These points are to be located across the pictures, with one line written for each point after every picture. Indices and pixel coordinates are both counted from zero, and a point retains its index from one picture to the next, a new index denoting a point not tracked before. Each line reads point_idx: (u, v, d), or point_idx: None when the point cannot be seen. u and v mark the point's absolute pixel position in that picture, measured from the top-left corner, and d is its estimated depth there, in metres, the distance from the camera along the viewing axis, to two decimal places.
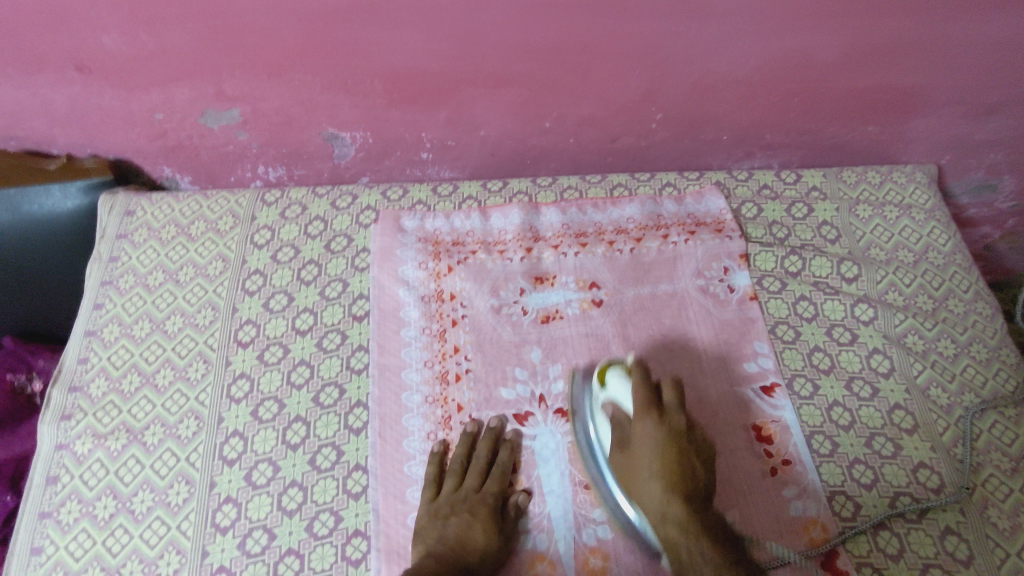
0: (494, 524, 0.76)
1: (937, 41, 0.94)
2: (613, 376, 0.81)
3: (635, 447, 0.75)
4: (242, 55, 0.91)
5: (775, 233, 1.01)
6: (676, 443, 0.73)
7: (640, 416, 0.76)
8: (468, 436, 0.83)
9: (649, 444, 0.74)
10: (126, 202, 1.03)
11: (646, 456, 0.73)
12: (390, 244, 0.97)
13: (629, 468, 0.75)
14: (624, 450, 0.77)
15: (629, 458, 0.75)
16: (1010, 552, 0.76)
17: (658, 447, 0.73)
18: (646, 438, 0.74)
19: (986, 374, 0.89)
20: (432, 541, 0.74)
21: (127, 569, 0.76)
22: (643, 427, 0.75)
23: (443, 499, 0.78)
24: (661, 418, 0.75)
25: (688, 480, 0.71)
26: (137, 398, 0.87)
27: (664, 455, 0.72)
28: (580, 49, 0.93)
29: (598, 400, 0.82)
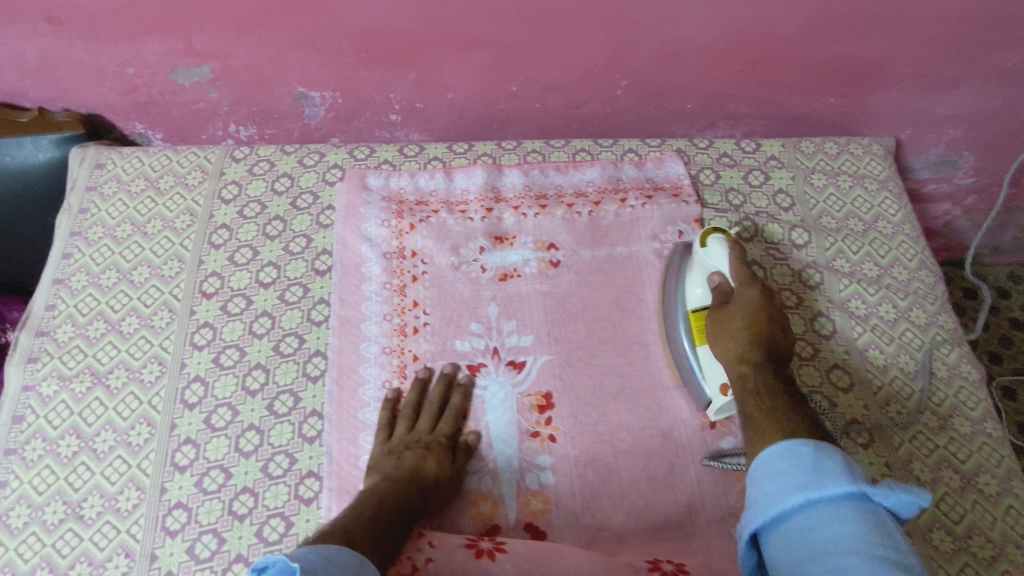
0: (448, 459, 0.80)
1: (896, 12, 0.96)
2: (715, 240, 0.89)
3: (731, 303, 0.82)
4: (211, 10, 0.93)
5: (730, 201, 1.03)
6: (770, 311, 0.80)
7: (744, 283, 0.83)
8: (419, 381, 0.86)
9: (749, 301, 0.80)
10: (96, 155, 1.05)
11: (741, 308, 0.80)
12: (354, 201, 1.00)
13: (720, 318, 0.81)
14: (720, 307, 0.82)
15: (721, 312, 0.82)
16: (929, 504, 0.81)
17: (756, 306, 0.80)
18: (744, 298, 0.81)
19: (923, 338, 0.93)
20: (388, 470, 0.77)
21: (88, 503, 0.79)
22: (746, 291, 0.82)
23: (397, 439, 0.82)
24: (765, 291, 0.82)
25: (773, 339, 0.78)
26: (102, 343, 0.90)
27: (757, 315, 0.79)
28: (544, 13, 0.95)
29: (696, 259, 0.90)
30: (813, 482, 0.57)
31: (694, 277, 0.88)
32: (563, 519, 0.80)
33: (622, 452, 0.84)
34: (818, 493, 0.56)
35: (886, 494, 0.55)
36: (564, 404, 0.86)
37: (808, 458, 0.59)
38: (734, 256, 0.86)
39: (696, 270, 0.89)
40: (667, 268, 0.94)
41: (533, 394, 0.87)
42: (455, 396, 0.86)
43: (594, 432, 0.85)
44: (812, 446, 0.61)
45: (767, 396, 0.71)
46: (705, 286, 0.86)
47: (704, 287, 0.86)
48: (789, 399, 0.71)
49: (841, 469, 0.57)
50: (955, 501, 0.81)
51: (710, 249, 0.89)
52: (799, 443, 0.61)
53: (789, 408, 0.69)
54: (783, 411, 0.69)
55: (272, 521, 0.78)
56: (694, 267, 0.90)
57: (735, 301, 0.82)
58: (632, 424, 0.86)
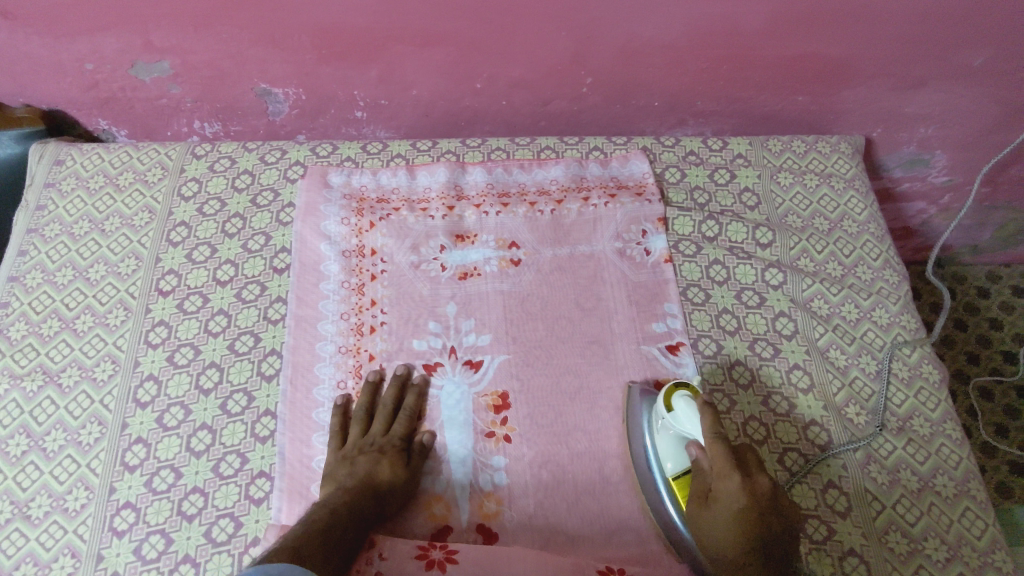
0: (402, 461, 0.79)
1: (860, 11, 0.95)
2: (681, 400, 0.76)
3: (712, 504, 0.70)
4: (166, 5, 0.92)
5: (695, 199, 1.03)
6: (757, 508, 0.68)
7: (721, 473, 0.70)
8: (369, 385, 0.85)
9: (732, 501, 0.69)
10: (56, 151, 1.04)
11: (722, 514, 0.69)
12: (314, 199, 0.99)
13: (705, 520, 0.70)
14: (703, 503, 0.72)
15: (703, 512, 0.71)
16: (886, 505, 0.80)
17: (742, 510, 0.68)
18: (727, 500, 0.69)
19: (885, 338, 0.92)
20: (342, 478, 0.76)
21: (35, 503, 0.79)
22: (726, 486, 0.70)
23: (351, 444, 0.81)
24: (748, 478, 0.69)
25: (765, 542, 0.67)
26: (55, 342, 0.89)
27: (745, 517, 0.67)
28: (504, 9, 0.94)
29: (663, 423, 0.78)
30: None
31: (664, 445, 0.77)
32: (516, 521, 0.79)
33: (578, 453, 0.83)
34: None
35: None
36: (520, 405, 0.85)
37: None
38: (706, 420, 0.73)
39: (663, 436, 0.78)
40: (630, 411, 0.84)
41: (489, 394, 0.86)
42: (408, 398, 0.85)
43: (550, 432, 0.84)
44: None
45: None
46: (677, 457, 0.76)
47: (677, 458, 0.76)
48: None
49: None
50: (912, 503, 0.80)
51: (676, 412, 0.76)
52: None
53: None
54: None
55: (221, 521, 0.78)
56: (660, 429, 0.78)
57: (718, 499, 0.70)
58: (588, 424, 0.85)
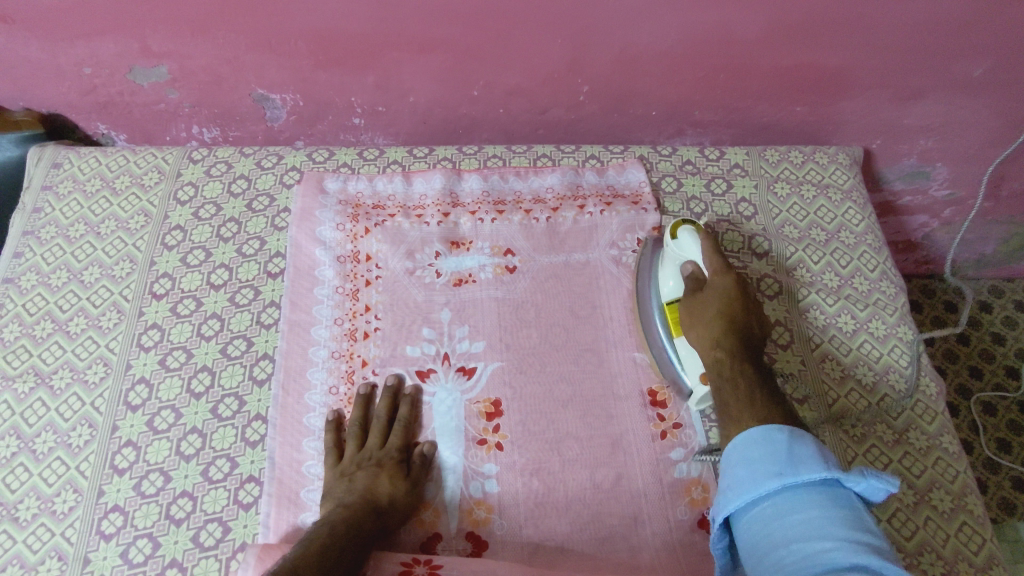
0: (401, 473, 0.78)
1: (856, 20, 0.95)
2: (686, 230, 0.87)
3: (704, 295, 0.83)
4: (163, 10, 0.93)
5: (692, 208, 1.03)
6: (740, 300, 0.83)
7: (718, 272, 0.84)
8: (361, 398, 0.84)
9: (720, 294, 0.83)
10: (54, 154, 1.05)
11: (714, 303, 0.82)
12: (310, 204, 0.99)
13: (694, 306, 0.82)
14: (694, 295, 0.83)
15: (693, 305, 0.83)
16: (882, 519, 0.79)
17: (730, 298, 0.83)
18: (720, 287, 0.83)
19: (883, 350, 0.91)
20: (342, 495, 0.76)
21: (23, 504, 0.78)
22: (716, 281, 0.84)
23: (347, 460, 0.80)
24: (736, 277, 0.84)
25: (749, 329, 0.82)
26: (48, 343, 0.89)
27: (730, 303, 0.82)
28: (499, 17, 0.94)
29: (667, 251, 0.89)
30: (787, 469, 0.59)
31: (666, 269, 0.87)
32: (505, 529, 0.78)
33: (570, 461, 0.82)
34: (795, 480, 0.58)
35: (857, 480, 0.58)
36: (512, 412, 0.85)
37: (781, 443, 0.62)
38: (708, 244, 0.86)
39: (668, 263, 0.87)
40: (641, 259, 0.93)
41: (482, 401, 0.85)
42: (402, 409, 0.84)
43: (541, 440, 0.83)
44: (787, 434, 0.64)
45: (746, 387, 0.74)
46: (677, 277, 0.85)
47: (676, 278, 0.85)
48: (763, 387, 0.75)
49: (812, 451, 0.61)
50: (908, 517, 0.79)
51: (681, 240, 0.87)
52: (775, 430, 0.64)
53: (764, 396, 0.73)
54: (761, 403, 0.71)
55: (209, 526, 0.77)
56: (665, 259, 0.88)
57: (708, 291, 0.83)
58: (581, 432, 0.84)
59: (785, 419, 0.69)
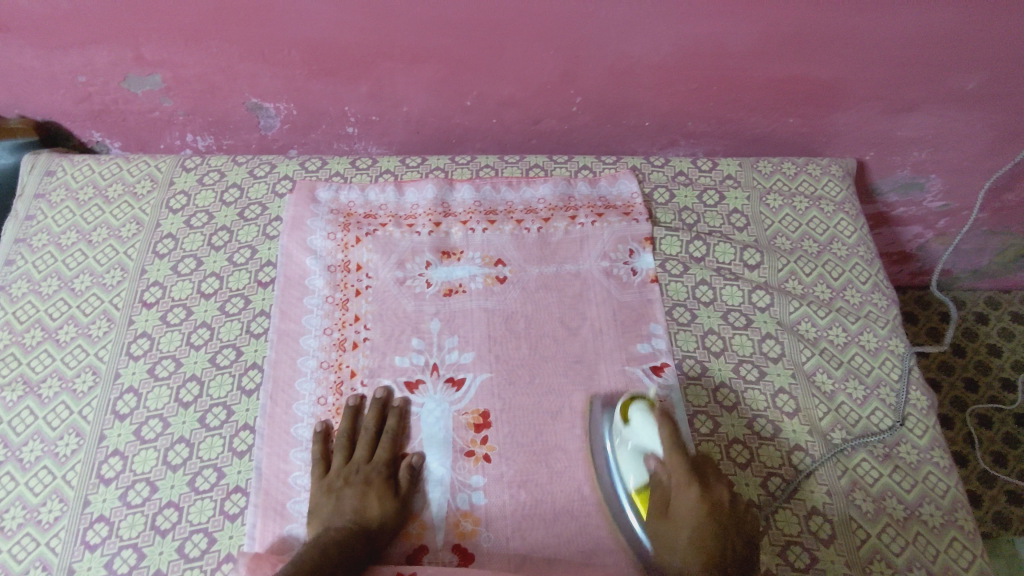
0: (390, 490, 0.78)
1: (849, 33, 0.95)
2: (638, 411, 0.80)
3: (672, 514, 0.72)
4: (157, 20, 0.93)
5: (683, 219, 1.02)
6: (717, 517, 0.70)
7: (680, 480, 0.73)
8: (349, 409, 0.84)
9: (689, 513, 0.71)
10: (48, 162, 1.06)
11: (684, 526, 0.71)
12: (302, 213, 0.99)
13: (664, 533, 0.72)
14: (663, 515, 0.73)
15: (659, 519, 0.73)
16: (871, 534, 0.79)
17: (700, 521, 0.70)
18: (685, 502, 0.71)
19: (873, 363, 0.91)
20: (330, 516, 0.76)
21: (9, 514, 0.78)
22: (684, 496, 0.72)
23: (334, 474, 0.80)
24: (705, 487, 0.72)
25: (727, 552, 0.68)
26: (37, 352, 0.89)
27: (703, 533, 0.69)
28: (491, 28, 0.94)
29: (623, 436, 0.80)
30: None
31: (626, 458, 0.79)
32: (492, 540, 0.78)
33: (557, 473, 0.82)
34: None
35: None
36: (500, 424, 0.84)
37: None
38: (664, 425, 0.76)
39: (623, 450, 0.80)
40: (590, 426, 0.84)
41: (470, 412, 0.85)
42: (390, 422, 0.83)
43: (529, 451, 0.83)
44: None
45: None
46: (638, 468, 0.77)
47: (638, 469, 0.77)
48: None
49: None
50: (898, 532, 0.79)
51: (635, 424, 0.79)
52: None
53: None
54: None
55: (195, 536, 0.77)
56: (621, 444, 0.80)
57: (676, 514, 0.72)
58: (569, 443, 0.84)
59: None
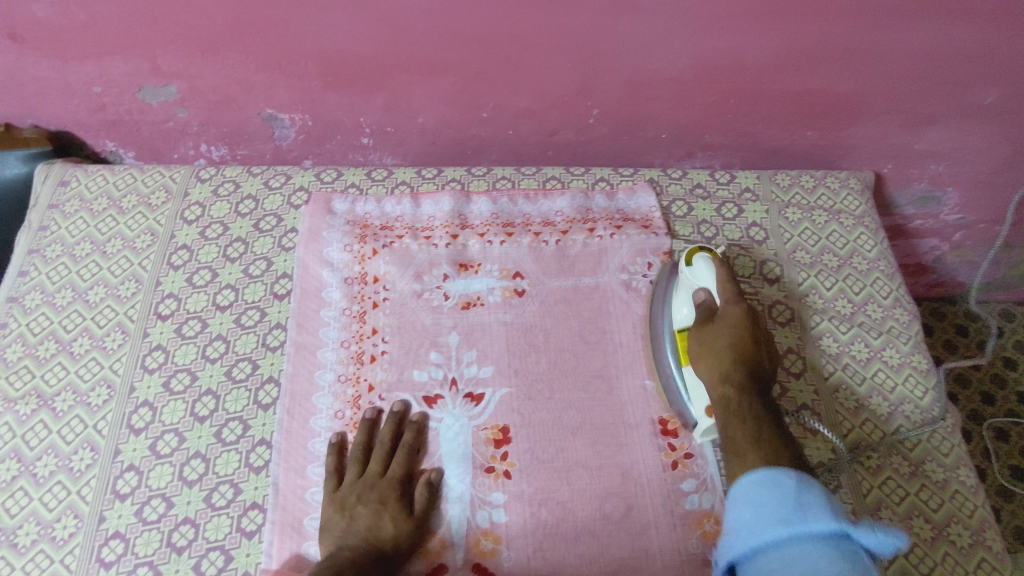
0: (405, 510, 0.77)
1: (868, 48, 0.95)
2: (701, 257, 0.85)
3: (715, 323, 0.79)
4: (174, 32, 0.93)
5: (702, 232, 1.02)
6: (754, 335, 0.78)
7: (729, 300, 0.80)
8: (366, 422, 0.83)
9: (731, 327, 0.78)
10: (61, 172, 1.05)
11: (725, 328, 0.78)
12: (318, 225, 0.98)
13: (702, 344, 0.79)
14: (705, 324, 0.80)
15: (702, 333, 0.79)
16: (898, 555, 0.77)
17: (739, 328, 0.78)
18: (728, 316, 0.79)
19: (897, 379, 0.90)
20: (343, 535, 0.75)
21: (23, 530, 0.77)
22: (729, 311, 0.79)
23: (347, 488, 0.79)
24: (750, 311, 0.79)
25: (758, 363, 0.77)
26: (51, 364, 0.88)
27: (742, 338, 0.77)
28: (509, 41, 0.94)
29: (681, 277, 0.87)
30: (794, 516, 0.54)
31: (679, 296, 0.85)
32: (513, 561, 0.76)
33: (579, 490, 0.80)
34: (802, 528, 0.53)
35: (865, 532, 0.51)
36: (521, 439, 0.83)
37: (791, 484, 0.57)
38: (721, 271, 0.82)
39: (681, 289, 0.86)
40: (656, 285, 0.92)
41: (490, 428, 0.84)
42: (405, 437, 0.82)
43: (550, 468, 0.82)
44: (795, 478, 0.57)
45: (751, 420, 0.69)
46: (690, 303, 0.84)
47: (690, 305, 0.84)
48: (770, 421, 0.69)
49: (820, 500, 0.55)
50: (926, 553, 0.78)
51: (695, 266, 0.85)
52: (782, 473, 0.58)
53: (773, 432, 0.68)
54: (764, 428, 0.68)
55: (211, 554, 0.75)
56: (678, 286, 0.87)
57: (717, 325, 0.79)
58: (591, 460, 0.82)
59: (793, 464, 0.64)
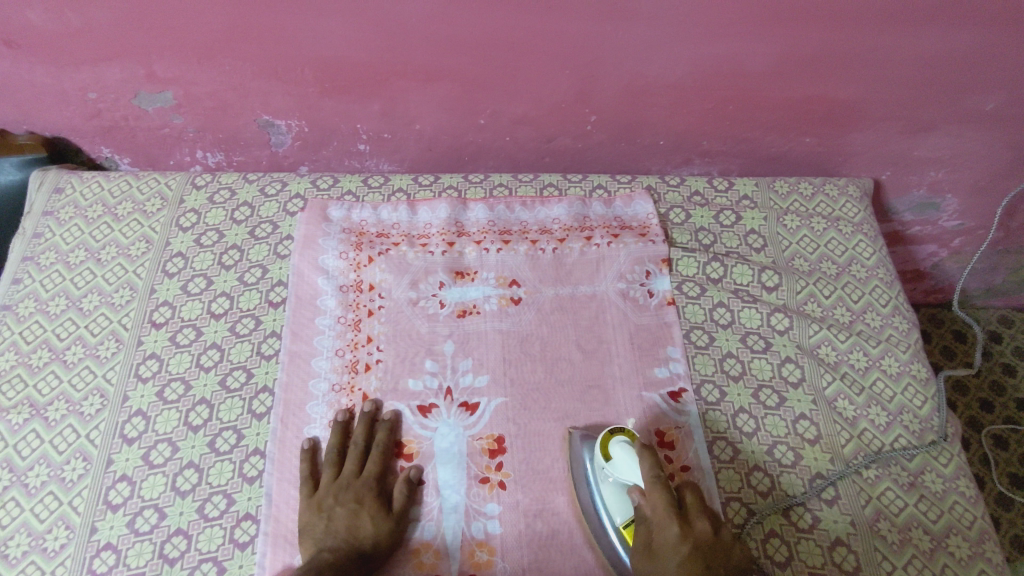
0: (383, 508, 0.77)
1: (868, 55, 0.95)
2: (617, 446, 0.74)
3: (655, 553, 0.68)
4: (170, 38, 0.92)
5: (700, 240, 1.01)
6: (700, 562, 0.66)
7: (662, 523, 0.69)
8: (338, 425, 0.83)
9: (669, 555, 0.67)
10: (57, 178, 1.04)
11: (665, 563, 0.67)
12: (313, 232, 0.98)
13: (652, 574, 0.68)
14: (647, 553, 0.69)
15: (644, 563, 0.69)
16: (897, 565, 0.77)
17: (683, 560, 0.66)
18: (665, 543, 0.67)
19: (895, 389, 0.90)
20: (321, 537, 0.74)
21: (14, 541, 0.76)
22: (665, 535, 0.68)
23: (324, 490, 0.78)
24: (686, 527, 0.68)
25: None
26: (44, 372, 0.88)
27: (687, 572, 0.65)
28: (507, 47, 0.94)
29: (603, 473, 0.76)
30: None
31: (609, 495, 0.75)
32: (508, 571, 0.75)
33: (574, 501, 0.80)
34: None
35: None
36: (516, 449, 0.82)
37: None
38: (643, 469, 0.71)
39: (608, 487, 0.75)
40: (573, 462, 0.80)
41: (485, 437, 0.83)
42: (378, 435, 0.82)
43: (545, 478, 0.81)
44: None
45: None
46: (623, 503, 0.74)
47: (624, 503, 0.74)
48: None
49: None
50: (924, 563, 0.77)
51: (614, 460, 0.74)
52: None
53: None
54: None
55: (204, 565, 0.75)
56: (602, 482, 0.76)
57: (658, 556, 0.68)
58: None
59: None
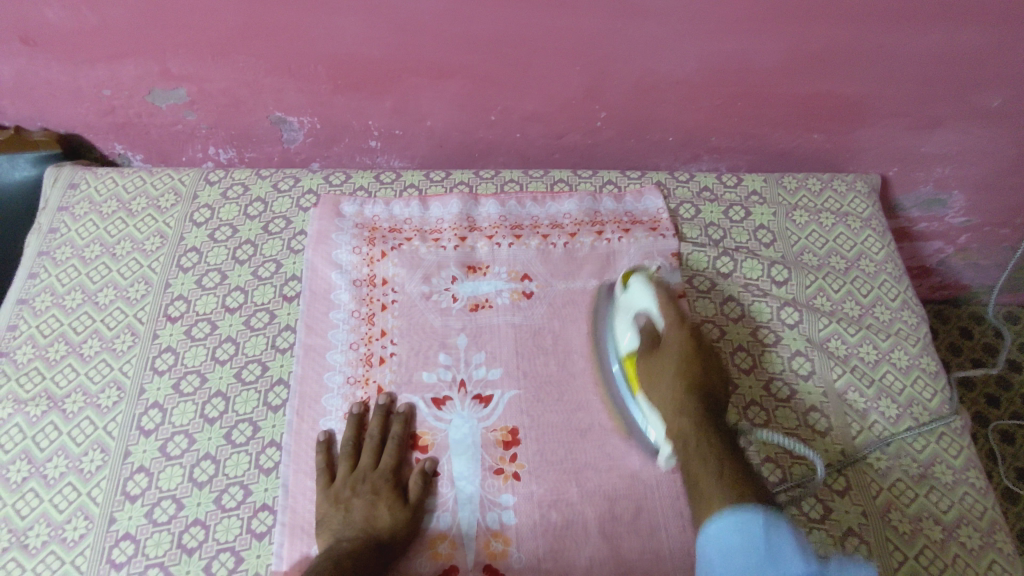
0: (400, 499, 0.77)
1: (877, 51, 0.95)
2: (637, 279, 0.86)
3: (662, 351, 0.81)
4: (185, 35, 0.93)
5: (710, 235, 1.02)
6: (698, 360, 0.79)
7: (671, 327, 0.81)
8: (354, 418, 0.83)
9: (676, 354, 0.80)
10: (71, 175, 1.05)
11: (670, 363, 0.79)
12: (327, 227, 0.99)
13: (651, 368, 0.80)
14: (651, 353, 0.81)
15: (650, 362, 0.81)
16: (908, 556, 0.77)
17: (686, 357, 0.79)
18: (674, 346, 0.80)
19: (905, 382, 0.90)
20: (339, 528, 0.75)
21: (34, 531, 0.77)
22: (672, 337, 0.81)
23: (341, 482, 0.79)
24: (693, 333, 0.81)
25: (706, 389, 0.78)
26: (61, 366, 0.88)
27: (688, 365, 0.79)
28: (518, 44, 0.94)
29: (622, 303, 0.88)
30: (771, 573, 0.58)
31: (623, 323, 0.86)
32: (523, 562, 0.76)
33: (588, 492, 0.80)
34: None
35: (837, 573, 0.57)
36: (530, 441, 0.83)
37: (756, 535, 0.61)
38: (659, 292, 0.83)
39: (623, 314, 0.87)
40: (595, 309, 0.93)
41: (499, 429, 0.84)
42: (394, 429, 0.82)
43: (559, 469, 0.81)
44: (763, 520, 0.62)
45: (714, 460, 0.70)
46: (632, 329, 0.84)
47: (632, 330, 0.84)
48: (730, 457, 0.71)
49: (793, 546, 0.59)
50: (936, 554, 0.77)
51: (631, 290, 0.86)
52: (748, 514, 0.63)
53: (734, 467, 0.69)
54: (728, 468, 0.69)
55: (221, 555, 0.75)
56: (620, 311, 0.88)
57: (664, 350, 0.81)
58: (600, 462, 0.82)
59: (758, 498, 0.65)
